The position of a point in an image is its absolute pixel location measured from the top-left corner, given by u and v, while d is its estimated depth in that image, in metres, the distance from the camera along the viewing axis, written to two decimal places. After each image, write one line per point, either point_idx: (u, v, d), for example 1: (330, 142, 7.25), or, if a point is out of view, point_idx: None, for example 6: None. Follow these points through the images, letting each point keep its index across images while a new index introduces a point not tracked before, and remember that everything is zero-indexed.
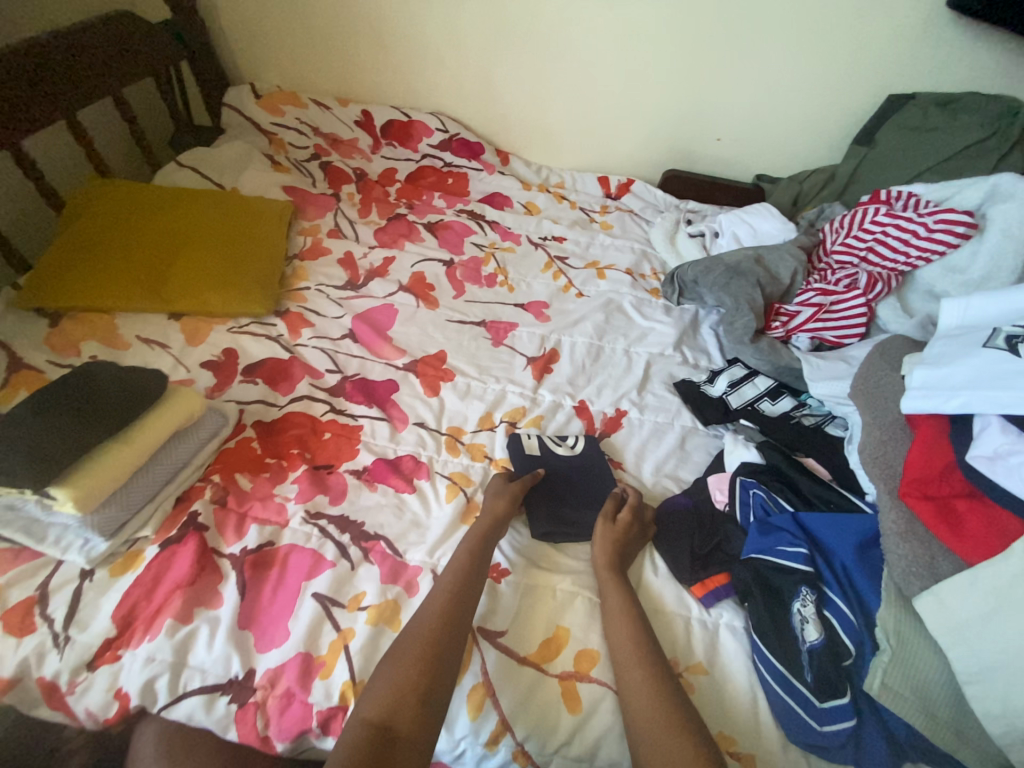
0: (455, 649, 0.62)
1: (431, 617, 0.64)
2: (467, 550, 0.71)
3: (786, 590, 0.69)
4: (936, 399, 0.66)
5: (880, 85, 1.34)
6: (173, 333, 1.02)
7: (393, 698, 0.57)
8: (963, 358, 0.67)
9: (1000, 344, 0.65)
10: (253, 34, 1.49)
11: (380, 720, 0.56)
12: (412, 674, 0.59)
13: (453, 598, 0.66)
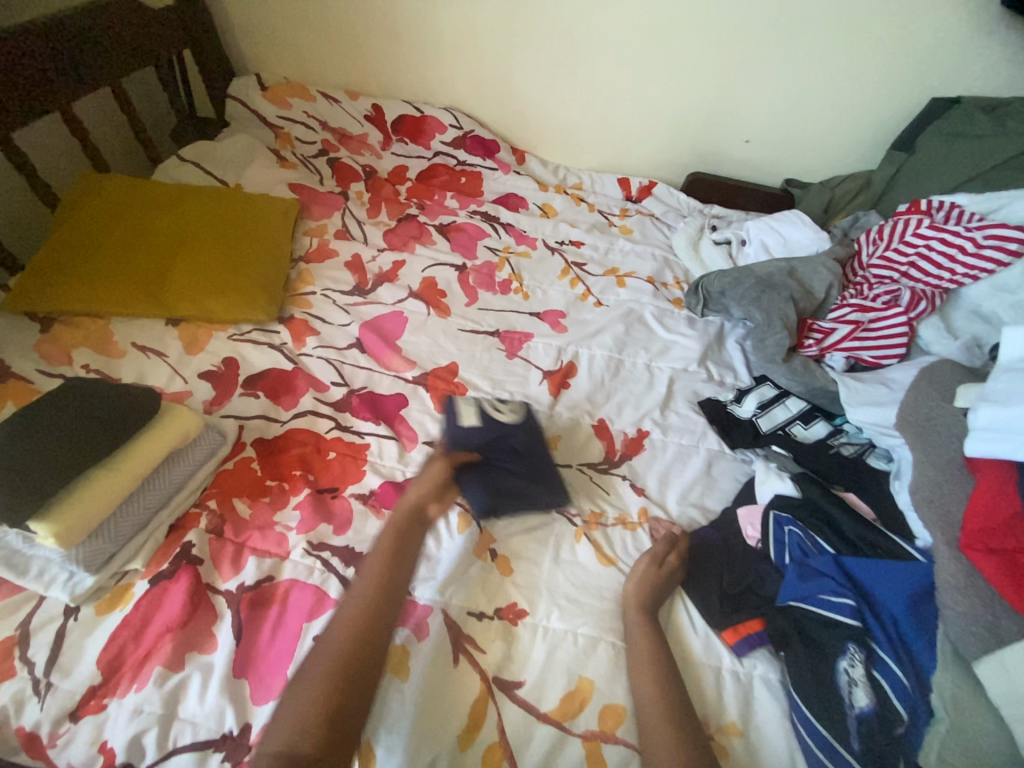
0: (373, 659, 0.59)
1: (343, 626, 0.61)
2: (382, 557, 0.68)
3: (830, 645, 0.64)
4: (1007, 443, 0.61)
5: (923, 87, 1.26)
6: (171, 341, 0.97)
7: (305, 718, 0.54)
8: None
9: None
10: (259, 22, 1.42)
11: (285, 749, 0.52)
12: (325, 689, 0.56)
13: (368, 605, 0.63)
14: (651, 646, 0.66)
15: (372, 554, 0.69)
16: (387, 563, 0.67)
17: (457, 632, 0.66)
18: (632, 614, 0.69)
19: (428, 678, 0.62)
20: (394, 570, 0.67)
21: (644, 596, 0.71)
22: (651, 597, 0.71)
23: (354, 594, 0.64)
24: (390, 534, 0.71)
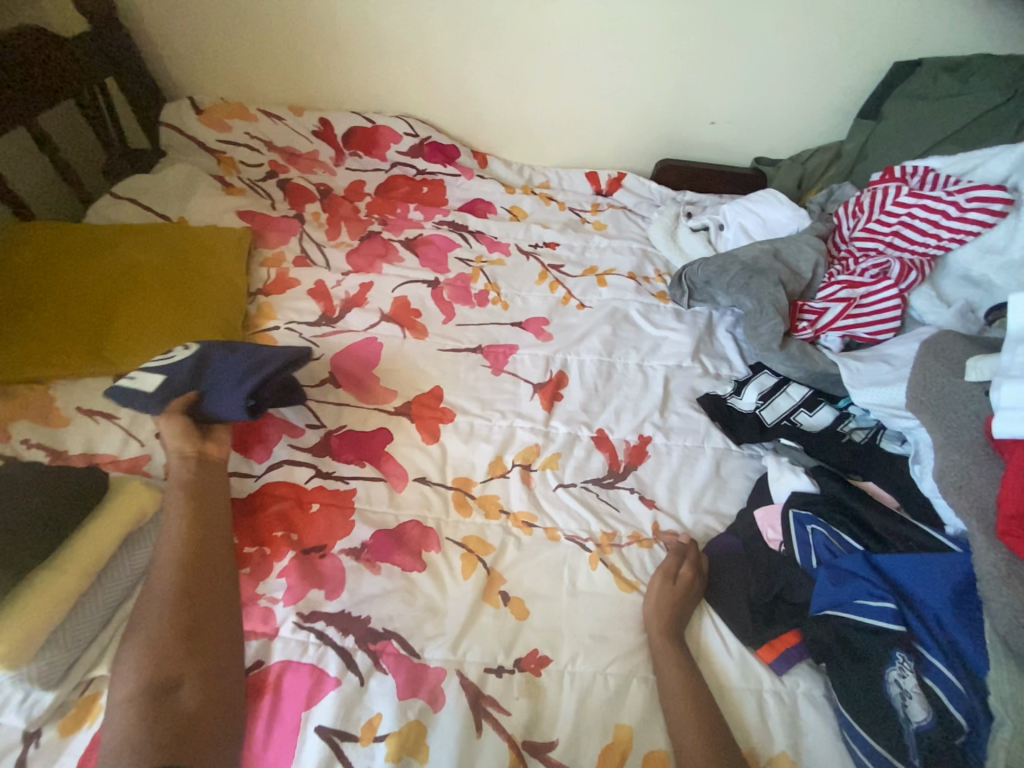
0: (211, 578, 0.62)
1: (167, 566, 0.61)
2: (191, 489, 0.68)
3: (875, 655, 0.59)
4: None
5: (883, 53, 1.24)
6: (121, 399, 0.87)
7: (159, 645, 0.55)
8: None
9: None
10: (187, 41, 1.32)
11: (148, 684, 0.53)
12: (169, 618, 0.57)
13: (187, 539, 0.63)
14: (686, 678, 0.61)
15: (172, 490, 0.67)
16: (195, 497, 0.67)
17: (475, 692, 0.60)
18: (660, 643, 0.64)
19: (451, 753, 0.56)
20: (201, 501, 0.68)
21: (672, 622, 0.66)
22: (680, 619, 0.67)
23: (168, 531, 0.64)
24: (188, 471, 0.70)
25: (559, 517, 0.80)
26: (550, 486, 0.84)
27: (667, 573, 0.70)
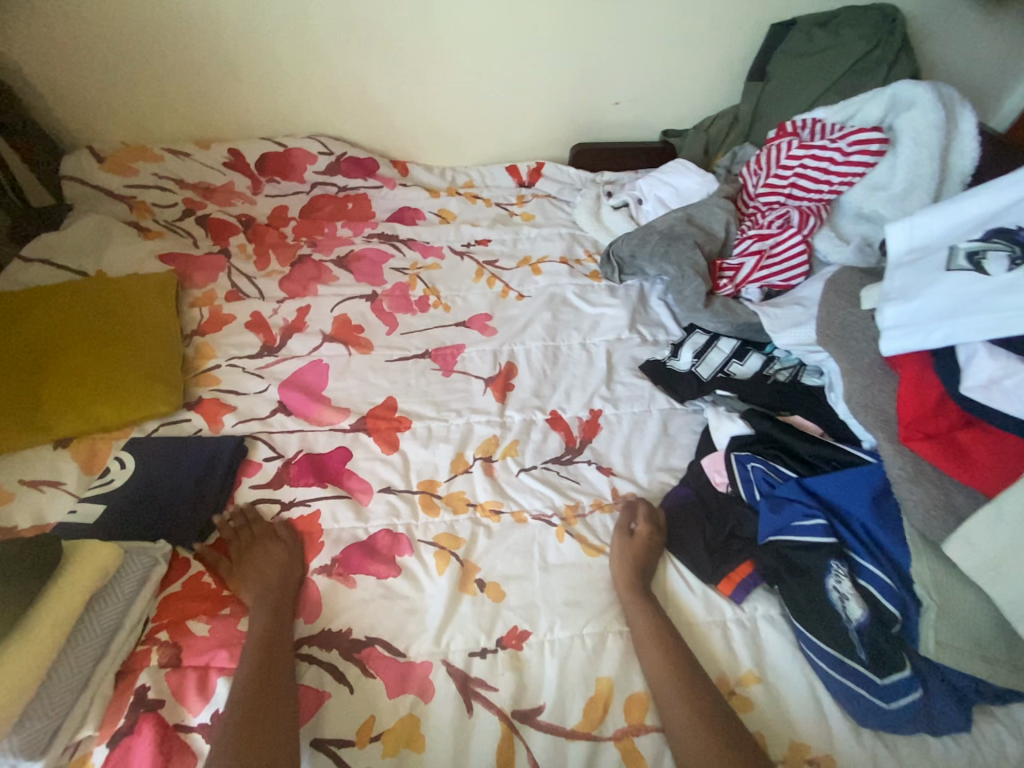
0: (289, 683, 0.60)
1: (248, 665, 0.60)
2: (274, 582, 0.69)
3: (814, 568, 0.65)
4: (915, 337, 0.61)
5: (760, 17, 1.32)
6: (65, 464, 0.85)
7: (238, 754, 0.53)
8: (930, 282, 0.62)
9: (963, 262, 0.60)
10: (74, 89, 1.27)
11: None
12: (249, 722, 0.55)
13: (269, 635, 0.63)
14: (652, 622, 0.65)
15: (261, 583, 0.69)
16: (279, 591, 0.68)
17: (463, 677, 0.63)
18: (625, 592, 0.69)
19: (447, 738, 0.59)
20: (286, 596, 0.69)
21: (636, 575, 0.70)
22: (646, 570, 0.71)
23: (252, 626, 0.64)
24: (278, 560, 0.72)
25: (524, 499, 0.84)
26: (512, 473, 0.87)
27: (625, 529, 0.75)
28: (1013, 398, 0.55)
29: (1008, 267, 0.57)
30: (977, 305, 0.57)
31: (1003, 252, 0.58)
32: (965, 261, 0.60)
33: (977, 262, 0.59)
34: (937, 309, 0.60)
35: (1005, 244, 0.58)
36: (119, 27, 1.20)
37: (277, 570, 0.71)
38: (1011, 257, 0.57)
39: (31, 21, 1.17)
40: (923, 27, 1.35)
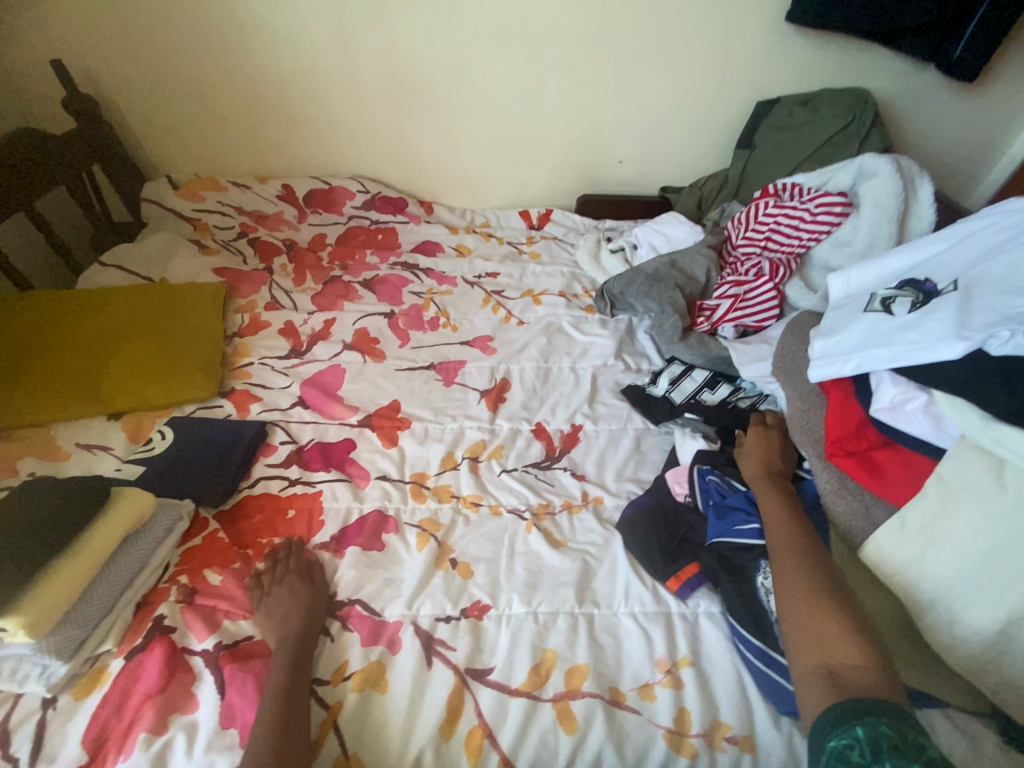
0: (303, 736, 0.62)
1: (269, 714, 0.61)
2: (299, 621, 0.71)
3: (748, 566, 0.74)
4: (835, 364, 0.72)
5: (749, 95, 1.50)
6: (116, 433, 1.00)
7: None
8: (850, 319, 0.74)
9: (878, 306, 0.72)
10: (163, 131, 1.53)
11: None
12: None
13: (289, 684, 0.64)
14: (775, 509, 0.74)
15: (287, 627, 0.70)
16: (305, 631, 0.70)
17: (427, 637, 0.72)
18: (758, 485, 0.79)
19: (407, 684, 0.67)
20: (307, 644, 0.69)
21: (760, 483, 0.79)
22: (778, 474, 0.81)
23: (274, 671, 0.65)
24: (306, 601, 0.73)
25: (502, 495, 0.93)
26: (494, 472, 0.98)
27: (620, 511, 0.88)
28: (913, 419, 0.65)
29: (910, 309, 0.68)
30: (880, 339, 0.68)
31: (907, 299, 0.70)
32: (878, 305, 0.72)
33: (887, 305, 0.71)
34: (853, 341, 0.72)
35: (910, 292, 0.70)
36: (207, 84, 1.45)
37: (303, 608, 0.72)
38: (913, 302, 0.69)
39: (139, 77, 1.44)
40: (900, 110, 1.51)
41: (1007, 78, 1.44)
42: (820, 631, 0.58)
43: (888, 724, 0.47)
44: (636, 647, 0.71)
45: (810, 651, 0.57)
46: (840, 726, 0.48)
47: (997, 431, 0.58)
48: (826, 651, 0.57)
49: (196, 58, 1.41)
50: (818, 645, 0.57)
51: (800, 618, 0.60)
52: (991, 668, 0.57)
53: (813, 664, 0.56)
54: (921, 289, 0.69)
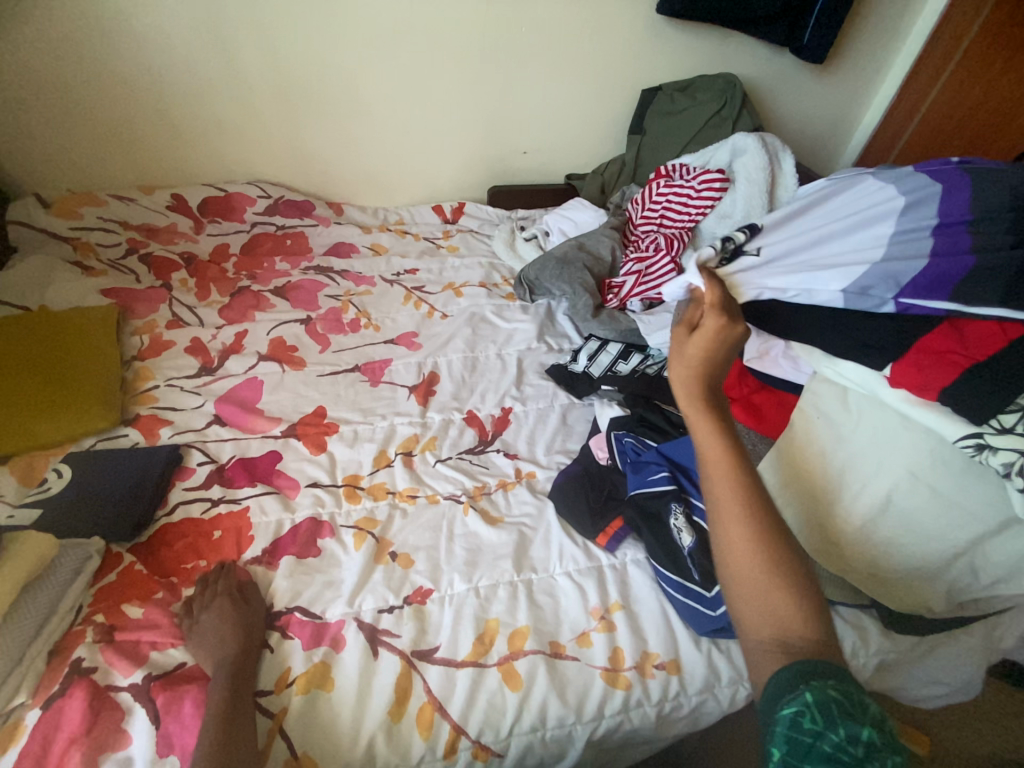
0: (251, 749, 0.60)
1: (212, 736, 0.59)
2: (237, 641, 0.68)
3: (661, 510, 0.81)
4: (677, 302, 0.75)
5: (635, 84, 1.60)
6: (3, 479, 0.91)
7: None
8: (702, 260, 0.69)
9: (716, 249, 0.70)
10: (22, 144, 1.38)
11: None
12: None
13: (230, 703, 0.62)
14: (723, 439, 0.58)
15: (220, 652, 0.67)
16: (245, 652, 0.68)
17: (371, 630, 0.72)
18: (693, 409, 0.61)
19: (354, 678, 0.68)
20: (247, 665, 0.67)
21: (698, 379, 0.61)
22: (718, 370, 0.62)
23: (212, 694, 0.63)
24: (236, 621, 0.70)
25: (438, 484, 0.95)
26: (429, 464, 0.99)
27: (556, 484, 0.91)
28: (778, 362, 0.75)
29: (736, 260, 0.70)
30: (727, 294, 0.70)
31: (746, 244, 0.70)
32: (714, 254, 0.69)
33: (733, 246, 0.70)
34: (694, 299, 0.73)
35: (744, 235, 0.70)
36: (67, 90, 1.32)
37: (240, 631, 0.70)
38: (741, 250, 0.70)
39: None
40: (766, 92, 1.68)
41: (847, 61, 1.65)
42: (769, 597, 0.51)
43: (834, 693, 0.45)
44: (572, 602, 0.76)
45: (763, 623, 0.51)
46: (789, 692, 0.46)
47: (839, 365, 0.68)
48: (773, 617, 0.51)
49: (49, 60, 1.27)
50: (764, 612, 0.51)
51: (750, 584, 0.52)
52: (858, 562, 0.67)
53: (768, 634, 0.51)
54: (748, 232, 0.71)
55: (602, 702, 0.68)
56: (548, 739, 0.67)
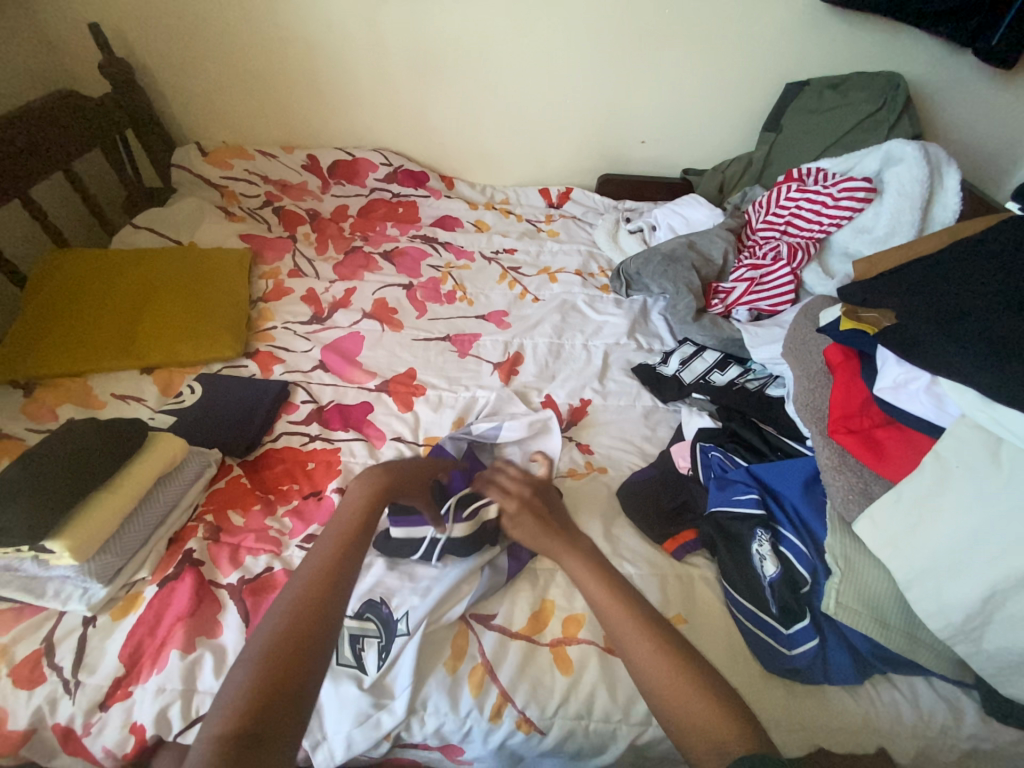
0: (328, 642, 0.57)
1: (292, 611, 0.57)
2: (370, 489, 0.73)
3: (744, 534, 0.75)
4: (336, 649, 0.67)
5: (779, 76, 1.47)
6: (148, 386, 1.06)
7: (253, 699, 0.50)
8: (362, 679, 0.65)
9: (349, 655, 0.66)
10: (194, 98, 1.56)
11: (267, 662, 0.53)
12: (278, 664, 0.53)
13: (320, 585, 0.60)
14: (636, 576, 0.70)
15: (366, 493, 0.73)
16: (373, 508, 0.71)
17: None
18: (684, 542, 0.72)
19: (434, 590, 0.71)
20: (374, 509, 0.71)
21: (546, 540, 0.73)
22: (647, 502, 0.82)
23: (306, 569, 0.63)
24: (353, 514, 0.70)
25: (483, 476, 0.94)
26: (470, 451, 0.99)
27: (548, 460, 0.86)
28: (915, 399, 0.68)
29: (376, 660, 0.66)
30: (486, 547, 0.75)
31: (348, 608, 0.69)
32: (350, 653, 0.66)
33: (357, 658, 0.66)
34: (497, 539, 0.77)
35: (361, 642, 0.67)
36: (237, 51, 1.47)
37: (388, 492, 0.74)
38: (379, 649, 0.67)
39: (170, 42, 1.45)
40: (933, 96, 1.47)
41: None
42: (700, 702, 0.56)
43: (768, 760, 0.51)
44: None
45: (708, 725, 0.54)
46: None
47: (997, 411, 0.61)
48: (710, 733, 0.54)
49: (227, 23, 1.42)
50: (702, 730, 0.54)
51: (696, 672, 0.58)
52: (972, 635, 0.59)
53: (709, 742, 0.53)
54: (384, 622, 0.68)
55: (651, 709, 0.66)
56: (591, 729, 0.66)
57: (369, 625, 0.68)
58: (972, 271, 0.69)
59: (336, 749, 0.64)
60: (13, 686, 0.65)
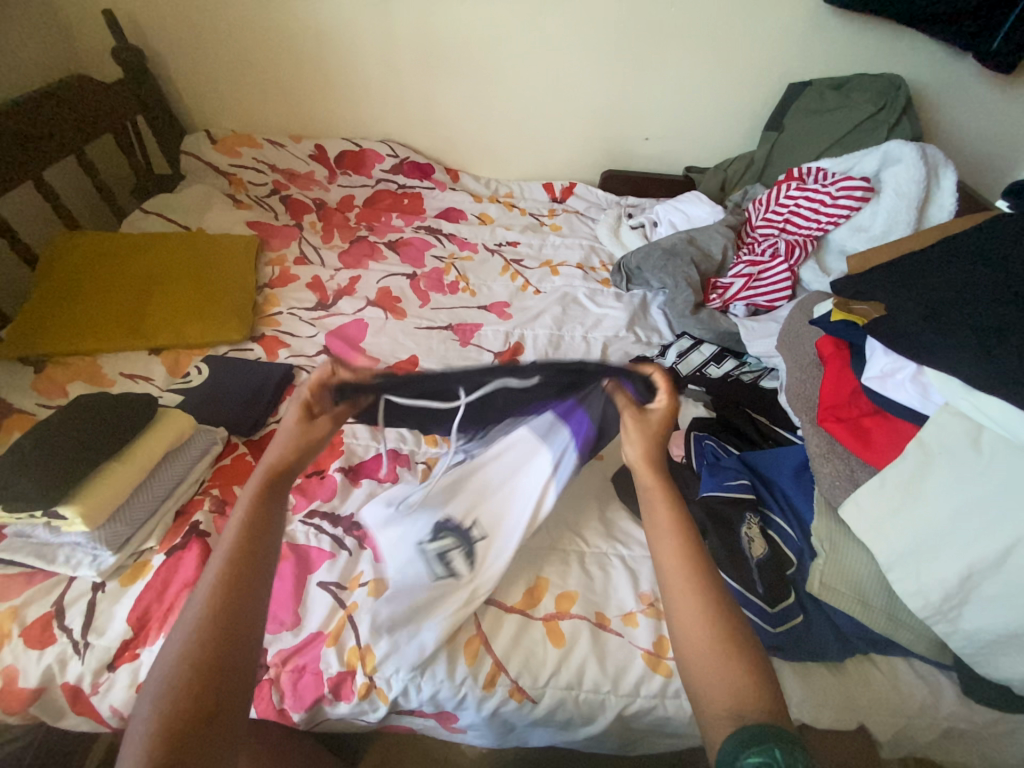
0: (247, 662, 0.50)
1: (203, 616, 0.51)
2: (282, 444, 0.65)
3: (733, 516, 0.75)
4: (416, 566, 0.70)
5: (783, 77, 1.49)
6: (156, 366, 1.08)
7: (177, 699, 0.47)
8: (466, 584, 0.70)
9: (439, 565, 0.70)
10: (204, 86, 1.58)
11: (197, 662, 0.49)
12: (196, 679, 0.48)
13: (225, 596, 0.52)
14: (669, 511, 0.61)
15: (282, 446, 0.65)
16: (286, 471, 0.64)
17: None
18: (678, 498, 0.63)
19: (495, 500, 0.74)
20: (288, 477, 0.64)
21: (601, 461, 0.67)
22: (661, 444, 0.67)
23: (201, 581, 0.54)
24: (260, 487, 0.62)
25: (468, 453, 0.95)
26: None
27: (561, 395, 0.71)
28: (901, 388, 0.70)
29: (466, 560, 0.71)
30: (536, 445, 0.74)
31: (422, 533, 0.71)
32: (441, 567, 0.70)
33: (451, 570, 0.70)
34: (543, 425, 0.74)
35: (450, 552, 0.70)
36: (248, 41, 1.49)
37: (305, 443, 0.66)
38: (466, 553, 0.71)
39: (182, 30, 1.47)
40: (934, 100, 1.49)
41: None
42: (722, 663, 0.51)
43: (781, 749, 0.43)
44: (623, 581, 0.75)
45: (720, 692, 0.49)
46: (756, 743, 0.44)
47: (977, 398, 0.64)
48: (730, 690, 0.49)
49: (238, 12, 1.44)
50: (720, 684, 0.50)
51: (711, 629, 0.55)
52: (948, 615, 0.62)
53: (723, 705, 0.49)
54: (460, 533, 0.71)
55: (640, 681, 0.69)
56: (581, 699, 0.69)
57: (447, 539, 0.71)
58: (959, 265, 0.71)
59: (426, 642, 0.68)
60: (24, 646, 0.68)
